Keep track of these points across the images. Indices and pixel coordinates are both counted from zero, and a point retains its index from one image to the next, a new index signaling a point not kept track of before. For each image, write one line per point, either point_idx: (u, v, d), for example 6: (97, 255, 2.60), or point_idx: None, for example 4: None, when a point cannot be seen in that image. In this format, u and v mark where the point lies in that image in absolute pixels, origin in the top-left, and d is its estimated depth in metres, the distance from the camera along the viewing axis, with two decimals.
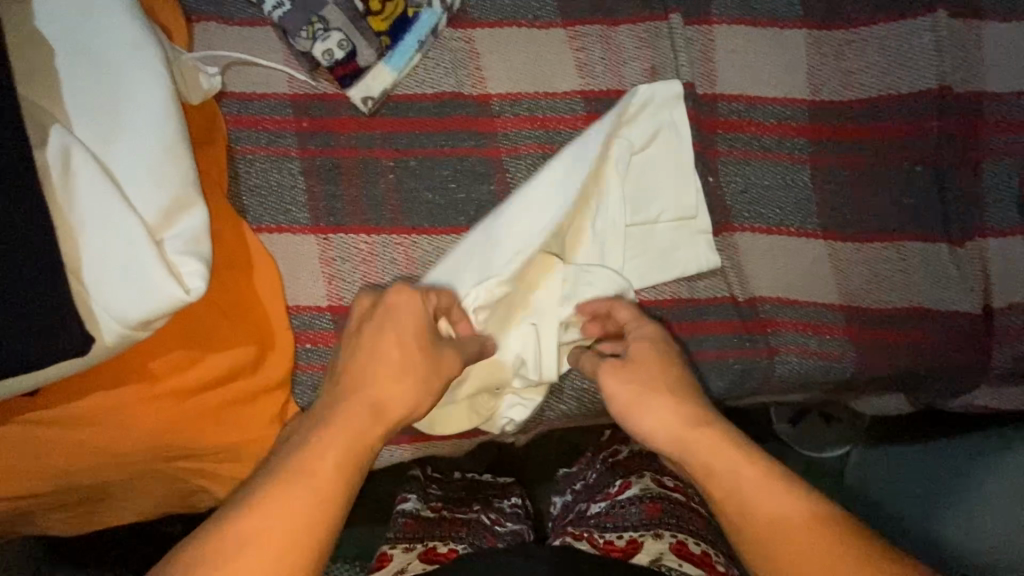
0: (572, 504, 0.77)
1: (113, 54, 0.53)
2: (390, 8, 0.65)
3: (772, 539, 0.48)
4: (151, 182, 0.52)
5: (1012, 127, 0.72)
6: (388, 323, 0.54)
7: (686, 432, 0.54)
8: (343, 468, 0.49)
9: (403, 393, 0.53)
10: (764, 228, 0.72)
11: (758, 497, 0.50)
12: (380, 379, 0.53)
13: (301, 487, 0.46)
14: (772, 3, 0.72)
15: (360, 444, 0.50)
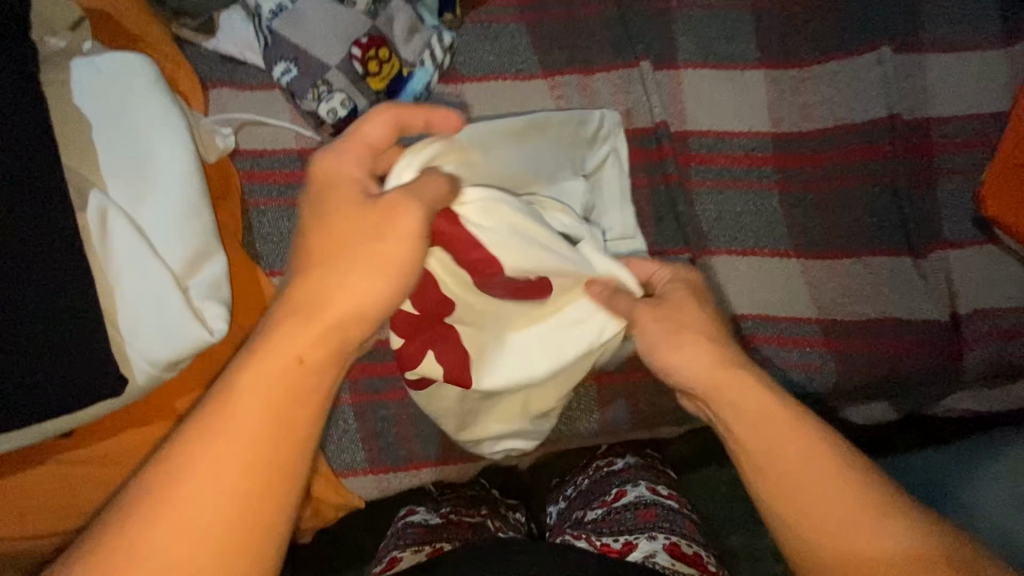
0: (567, 512, 0.81)
1: (144, 123, 0.59)
2: (387, 69, 0.72)
3: (791, 479, 0.51)
4: (178, 236, 0.57)
5: (954, 149, 0.78)
6: (324, 202, 0.51)
7: (722, 374, 0.55)
8: (279, 386, 0.46)
9: (344, 287, 0.49)
10: (742, 250, 0.78)
11: (786, 441, 0.52)
12: (316, 281, 0.49)
13: (231, 415, 0.44)
14: (731, 48, 0.79)
15: (293, 356, 0.47)
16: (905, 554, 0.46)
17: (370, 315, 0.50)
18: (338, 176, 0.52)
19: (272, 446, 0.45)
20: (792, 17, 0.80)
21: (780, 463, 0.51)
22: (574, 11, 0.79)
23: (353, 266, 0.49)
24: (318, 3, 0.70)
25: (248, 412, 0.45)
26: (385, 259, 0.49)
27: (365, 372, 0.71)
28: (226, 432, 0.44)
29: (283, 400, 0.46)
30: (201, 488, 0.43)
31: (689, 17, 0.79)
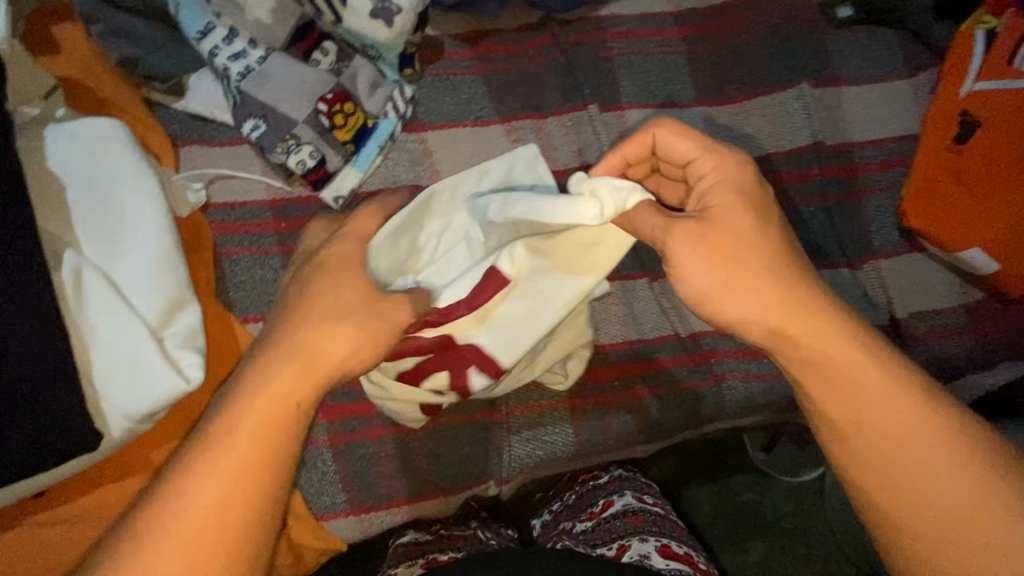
0: (553, 522, 0.87)
1: (117, 181, 0.62)
2: (352, 121, 0.77)
3: (884, 431, 0.54)
4: (152, 289, 0.59)
5: (874, 169, 0.87)
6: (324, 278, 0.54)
7: (813, 328, 0.55)
8: (271, 425, 0.48)
9: (332, 349, 0.51)
10: (843, 264, 0.84)
11: (882, 396, 0.54)
12: (306, 339, 0.51)
13: (224, 451, 0.47)
14: (669, 89, 0.87)
15: (284, 400, 0.49)
16: (980, 490, 0.52)
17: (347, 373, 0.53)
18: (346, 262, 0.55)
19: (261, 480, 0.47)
20: (721, 60, 0.88)
21: (873, 420, 0.54)
22: (524, 61, 0.86)
23: (347, 333, 0.52)
24: (283, 62, 0.74)
25: (240, 448, 0.47)
26: (378, 336, 0.53)
27: (343, 412, 0.72)
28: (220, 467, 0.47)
29: (274, 437, 0.48)
30: (193, 523, 0.46)
31: (629, 63, 0.87)
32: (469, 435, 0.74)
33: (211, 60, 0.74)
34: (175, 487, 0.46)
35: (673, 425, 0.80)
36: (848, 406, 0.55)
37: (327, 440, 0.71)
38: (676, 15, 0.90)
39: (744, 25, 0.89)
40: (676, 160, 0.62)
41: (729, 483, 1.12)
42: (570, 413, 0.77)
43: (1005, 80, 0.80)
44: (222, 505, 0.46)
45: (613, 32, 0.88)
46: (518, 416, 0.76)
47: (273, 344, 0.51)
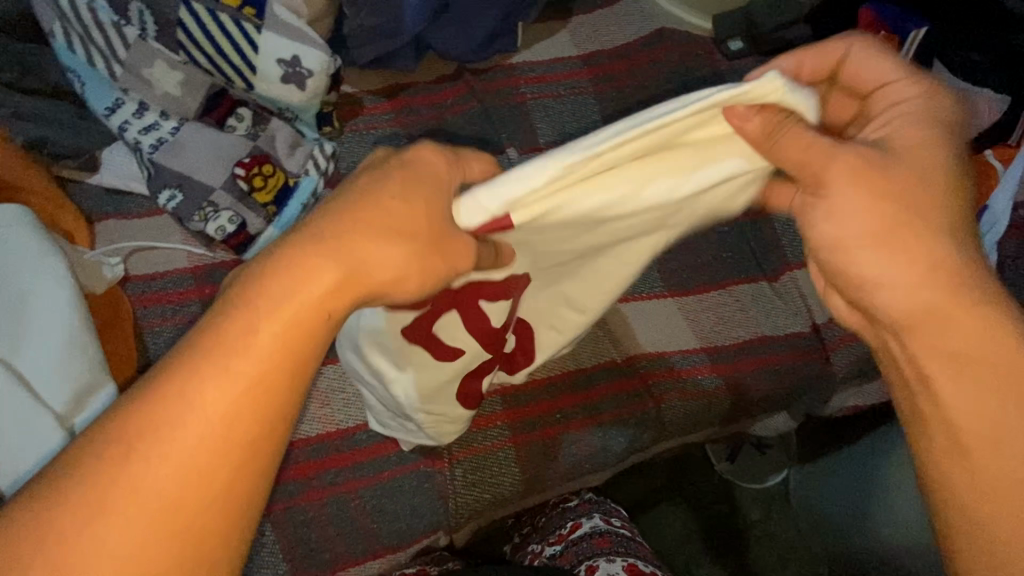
0: (525, 546, 0.88)
1: (21, 272, 0.60)
2: (272, 182, 0.77)
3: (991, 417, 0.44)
4: (59, 375, 0.57)
5: None
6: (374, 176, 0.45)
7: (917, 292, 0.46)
8: (295, 329, 0.41)
9: (382, 263, 0.44)
10: (749, 278, 0.89)
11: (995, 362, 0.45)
12: (362, 243, 0.43)
13: (238, 353, 0.39)
14: (582, 127, 0.91)
15: (317, 310, 0.42)
16: None
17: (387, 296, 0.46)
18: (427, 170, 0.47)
19: (275, 392, 0.40)
20: (628, 97, 0.93)
21: (972, 406, 0.45)
22: (443, 111, 0.89)
23: (394, 250, 0.44)
24: (196, 132, 0.75)
25: (258, 350, 0.40)
26: (434, 272, 0.46)
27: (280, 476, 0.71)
28: (227, 372, 0.39)
29: (295, 350, 0.41)
30: (185, 433, 0.38)
31: (543, 106, 0.91)
32: (412, 485, 0.74)
33: (122, 134, 0.74)
34: (171, 393, 0.38)
35: (618, 450, 0.81)
36: (962, 385, 0.45)
37: (269, 508, 0.70)
38: (584, 58, 0.95)
39: (647, 63, 0.95)
40: (863, 86, 0.51)
41: (700, 498, 1.12)
42: (513, 452, 0.77)
43: None
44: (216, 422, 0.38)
45: (526, 78, 0.93)
46: (460, 460, 0.76)
47: (310, 241, 0.42)
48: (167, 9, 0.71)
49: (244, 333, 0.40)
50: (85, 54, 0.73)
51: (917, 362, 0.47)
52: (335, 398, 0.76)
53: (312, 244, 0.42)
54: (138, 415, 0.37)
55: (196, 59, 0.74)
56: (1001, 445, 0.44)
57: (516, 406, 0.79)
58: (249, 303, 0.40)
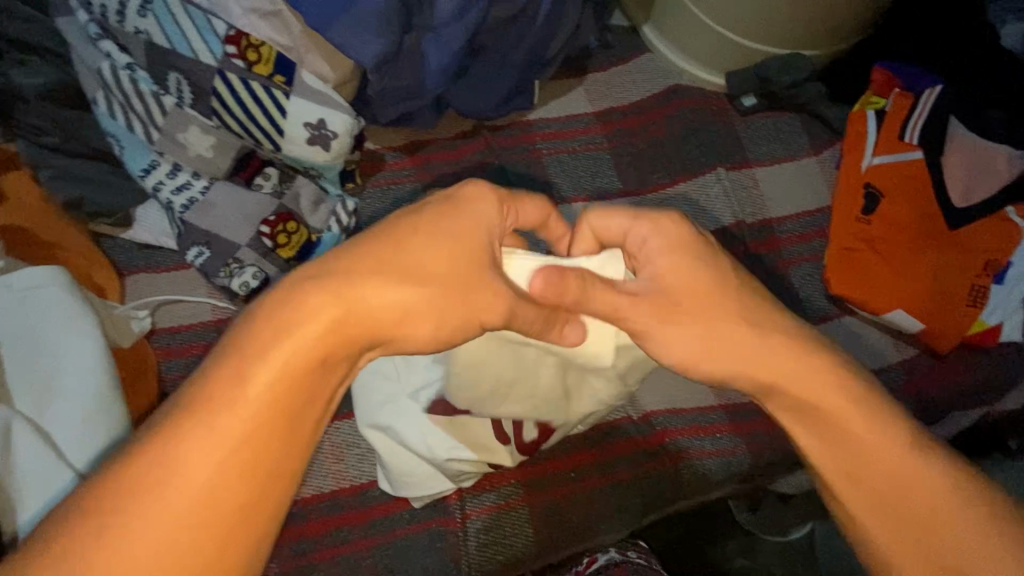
0: None
1: (54, 331, 0.63)
2: (295, 238, 0.80)
3: (864, 478, 0.47)
4: (86, 436, 0.59)
5: (792, 242, 0.92)
6: (393, 242, 0.44)
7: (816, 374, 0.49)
8: (294, 382, 0.38)
9: (403, 301, 0.43)
10: None
11: (856, 424, 0.48)
12: (381, 294, 0.42)
13: (227, 417, 0.36)
14: (597, 182, 0.93)
15: (312, 358, 0.39)
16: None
17: (399, 336, 0.44)
18: (471, 220, 0.47)
19: (270, 457, 0.37)
20: (642, 152, 0.95)
21: (833, 462, 0.48)
22: (460, 167, 0.92)
23: (423, 327, 0.44)
24: (225, 191, 0.78)
25: (246, 409, 0.36)
26: (446, 313, 0.45)
27: (291, 536, 0.71)
28: (214, 438, 0.35)
29: (297, 393, 0.38)
30: (158, 521, 0.33)
31: (559, 161, 0.94)
32: (427, 543, 0.73)
33: (155, 194, 0.78)
34: (155, 448, 0.35)
35: (634, 510, 0.78)
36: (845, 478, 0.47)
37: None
38: (598, 115, 0.97)
39: (660, 120, 0.97)
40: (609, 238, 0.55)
41: (719, 553, 1.07)
42: (527, 511, 0.76)
43: (899, 153, 0.89)
44: (203, 501, 0.34)
45: (542, 134, 0.95)
46: (474, 519, 0.75)
47: (311, 282, 0.41)
48: (202, 79, 0.75)
49: (241, 381, 0.37)
50: (124, 120, 0.76)
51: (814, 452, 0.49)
52: (348, 453, 0.76)
53: (320, 287, 0.41)
54: (125, 480, 0.34)
55: (227, 123, 0.78)
56: (878, 504, 0.46)
57: (530, 463, 0.78)
58: (248, 349, 0.38)
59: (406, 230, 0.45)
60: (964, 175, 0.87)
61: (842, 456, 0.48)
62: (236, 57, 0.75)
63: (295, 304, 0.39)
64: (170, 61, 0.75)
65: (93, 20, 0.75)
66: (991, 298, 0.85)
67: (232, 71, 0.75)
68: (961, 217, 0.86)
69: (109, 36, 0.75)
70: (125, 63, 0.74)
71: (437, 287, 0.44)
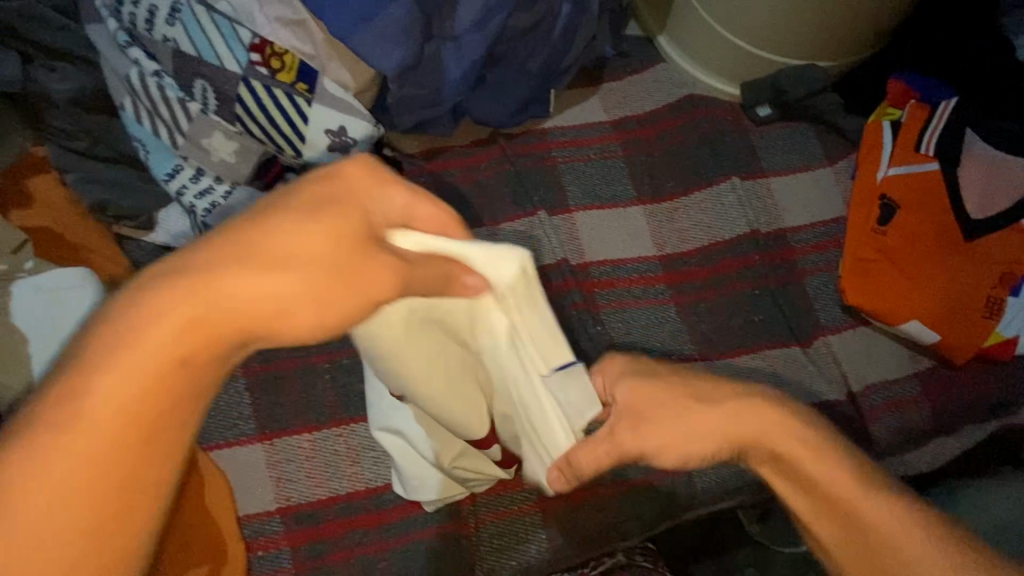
0: None
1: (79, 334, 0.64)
2: None
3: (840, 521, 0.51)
4: None
5: (807, 251, 0.92)
6: (261, 223, 0.37)
7: (784, 429, 0.52)
8: (145, 398, 0.32)
9: (280, 291, 0.36)
10: (782, 342, 0.87)
11: (825, 474, 0.51)
12: (241, 295, 0.35)
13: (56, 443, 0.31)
14: (611, 190, 0.94)
15: (165, 369, 0.33)
16: None
17: (278, 330, 0.37)
18: (349, 196, 0.40)
19: (133, 484, 0.33)
20: (656, 161, 0.96)
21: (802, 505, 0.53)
22: (477, 174, 0.93)
23: (307, 319, 0.38)
24: (247, 196, 0.79)
25: (98, 415, 0.32)
26: (331, 304, 0.38)
27: (309, 537, 0.72)
28: (50, 467, 0.31)
29: (154, 411, 0.33)
30: (12, 555, 0.30)
31: (574, 169, 0.95)
32: (441, 548, 0.73)
33: (179, 198, 0.79)
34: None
35: (647, 518, 0.79)
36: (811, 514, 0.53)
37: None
38: (613, 123, 0.98)
39: (675, 129, 0.98)
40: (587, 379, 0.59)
41: (728, 563, 1.07)
42: (540, 517, 0.76)
43: (915, 164, 0.88)
44: (50, 530, 0.31)
45: (557, 142, 0.96)
46: (487, 524, 0.75)
47: (169, 278, 0.34)
48: (226, 86, 0.77)
49: (79, 403, 0.32)
50: (151, 125, 0.78)
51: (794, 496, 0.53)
52: (365, 456, 0.75)
53: (172, 285, 0.34)
54: None
55: (250, 129, 0.79)
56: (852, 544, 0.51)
57: None
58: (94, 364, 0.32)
59: (274, 209, 0.38)
60: (980, 186, 0.87)
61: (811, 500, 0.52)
62: (259, 65, 0.76)
63: (150, 304, 0.33)
64: (196, 68, 0.76)
65: (123, 28, 0.77)
66: (1008, 310, 0.84)
67: (256, 78, 0.77)
68: (978, 229, 0.85)
69: (137, 43, 0.77)
70: (153, 71, 0.76)
71: (315, 274, 0.37)
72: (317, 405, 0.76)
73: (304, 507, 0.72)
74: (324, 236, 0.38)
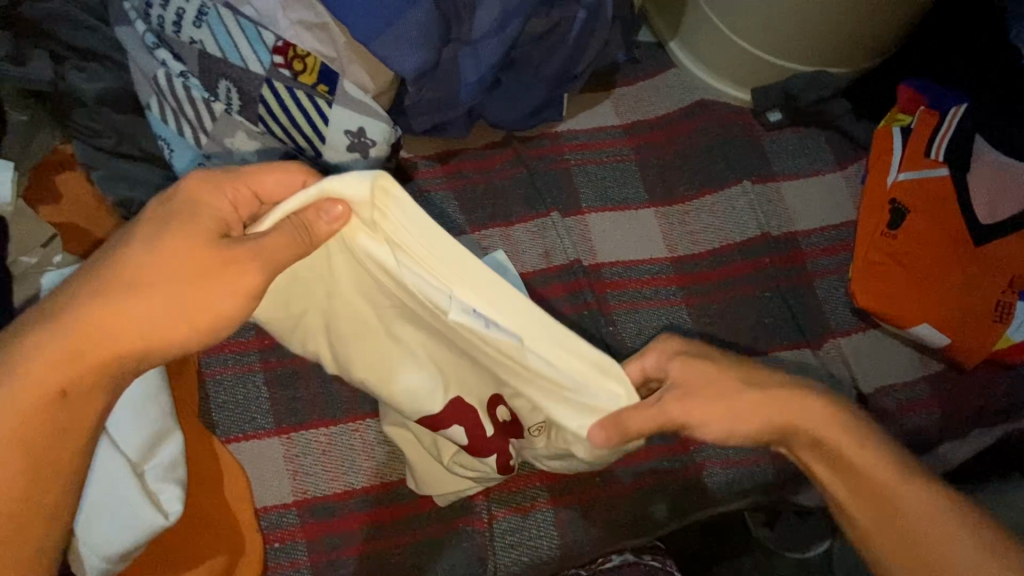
0: None
1: None
2: None
3: (880, 510, 0.53)
4: (134, 425, 0.63)
5: (817, 254, 0.93)
6: (123, 253, 0.49)
7: (830, 422, 0.56)
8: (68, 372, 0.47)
9: (141, 317, 0.49)
10: (794, 344, 0.88)
11: (870, 462, 0.54)
12: (113, 318, 0.48)
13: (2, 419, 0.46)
14: (622, 192, 0.95)
15: (52, 387, 0.47)
16: None
17: (160, 334, 0.50)
18: (197, 219, 0.50)
19: (62, 435, 0.48)
20: (667, 164, 0.97)
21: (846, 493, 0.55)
22: (491, 176, 0.95)
23: (177, 324, 0.50)
24: None
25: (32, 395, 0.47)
26: (189, 310, 0.50)
27: (324, 530, 0.73)
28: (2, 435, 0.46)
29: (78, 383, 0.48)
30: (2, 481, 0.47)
31: (586, 171, 0.96)
32: (454, 543, 0.74)
33: None
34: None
35: (658, 517, 0.79)
36: (855, 497, 0.55)
37: (266, 568, 0.71)
38: (626, 127, 1.00)
39: (687, 133, 0.99)
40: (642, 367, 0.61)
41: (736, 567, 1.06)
42: (552, 514, 0.77)
43: (925, 169, 0.89)
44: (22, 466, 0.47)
45: (570, 145, 0.98)
46: (500, 520, 0.76)
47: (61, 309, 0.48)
48: (249, 87, 0.79)
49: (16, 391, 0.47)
50: (175, 125, 0.80)
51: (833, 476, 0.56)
52: (380, 451, 0.76)
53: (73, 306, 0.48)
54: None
55: (272, 130, 0.81)
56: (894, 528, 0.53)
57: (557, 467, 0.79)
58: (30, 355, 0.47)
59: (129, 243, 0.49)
60: (990, 191, 0.88)
61: (853, 487, 0.55)
62: (282, 66, 0.78)
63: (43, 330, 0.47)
64: (221, 69, 0.78)
65: (151, 30, 0.79)
66: (1017, 314, 0.85)
67: (278, 80, 0.78)
68: (988, 233, 0.86)
69: (164, 44, 0.79)
70: (179, 71, 0.78)
71: (178, 287, 0.49)
72: (334, 400, 0.77)
73: (319, 500, 0.73)
74: (166, 258, 0.49)
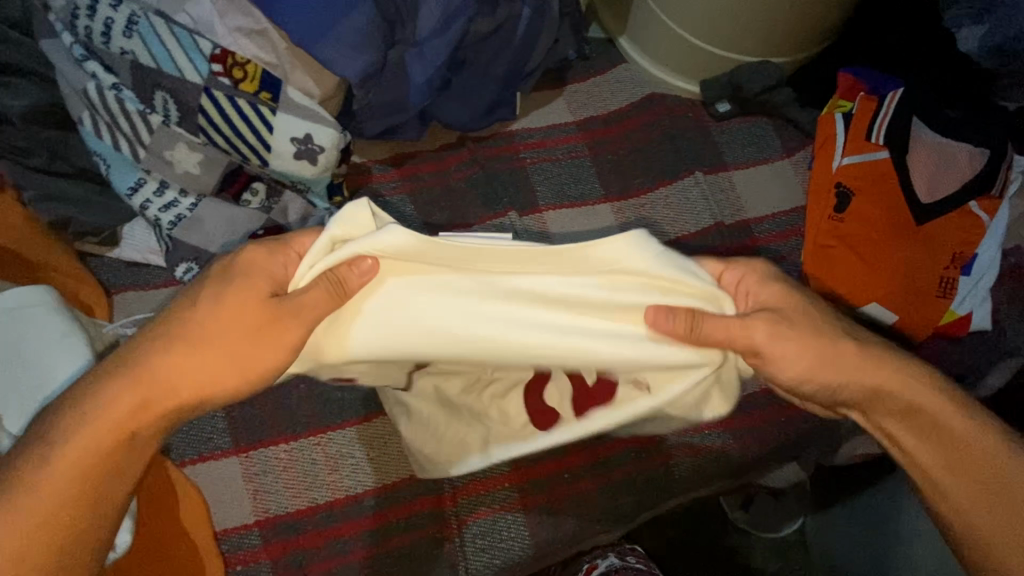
0: None
1: (45, 355, 0.64)
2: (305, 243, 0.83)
3: (963, 471, 0.52)
4: None
5: (770, 241, 0.95)
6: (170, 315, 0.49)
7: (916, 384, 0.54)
8: None
9: (196, 369, 0.49)
10: None
11: (962, 427, 0.53)
12: (179, 371, 0.48)
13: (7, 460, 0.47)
14: (578, 189, 0.96)
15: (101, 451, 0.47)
16: None
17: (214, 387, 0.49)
18: (238, 273, 0.50)
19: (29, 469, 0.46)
20: (622, 159, 0.98)
21: (934, 456, 0.54)
22: (447, 177, 0.94)
23: (233, 378, 0.49)
24: (213, 207, 0.79)
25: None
26: (247, 358, 0.49)
27: (287, 549, 0.71)
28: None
29: None
30: None
31: (543, 169, 0.96)
32: (422, 551, 0.73)
33: (143, 212, 0.78)
34: None
35: (626, 509, 0.80)
36: (943, 464, 0.53)
37: None
38: (579, 124, 1.00)
39: (639, 127, 1.00)
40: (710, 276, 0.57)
41: (714, 556, 1.06)
42: (523, 514, 0.76)
43: (867, 154, 0.92)
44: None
45: (525, 144, 0.98)
46: (470, 525, 0.75)
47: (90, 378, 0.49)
48: (188, 97, 0.76)
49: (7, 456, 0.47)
50: (111, 139, 0.77)
51: (919, 444, 0.54)
52: (343, 463, 0.74)
53: None
54: None
55: (214, 140, 0.79)
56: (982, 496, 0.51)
57: (527, 466, 0.78)
58: None
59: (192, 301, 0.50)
60: (930, 171, 0.91)
61: (939, 453, 0.53)
62: (221, 75, 0.76)
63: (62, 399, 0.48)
64: (156, 80, 0.76)
65: (78, 42, 0.76)
66: (959, 289, 0.89)
67: (217, 88, 0.76)
68: (927, 212, 0.90)
69: (93, 56, 0.76)
70: (111, 83, 0.75)
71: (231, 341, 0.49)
72: (292, 414, 0.75)
73: (283, 519, 0.72)
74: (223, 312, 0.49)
